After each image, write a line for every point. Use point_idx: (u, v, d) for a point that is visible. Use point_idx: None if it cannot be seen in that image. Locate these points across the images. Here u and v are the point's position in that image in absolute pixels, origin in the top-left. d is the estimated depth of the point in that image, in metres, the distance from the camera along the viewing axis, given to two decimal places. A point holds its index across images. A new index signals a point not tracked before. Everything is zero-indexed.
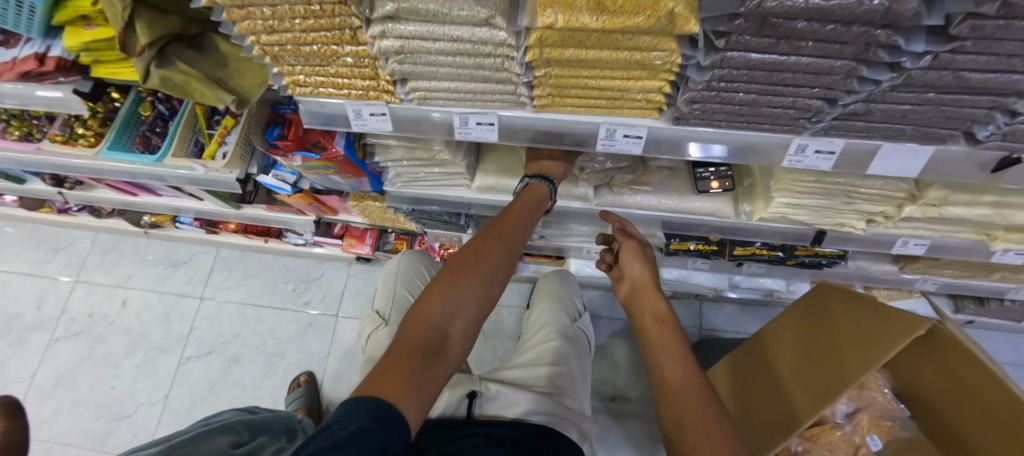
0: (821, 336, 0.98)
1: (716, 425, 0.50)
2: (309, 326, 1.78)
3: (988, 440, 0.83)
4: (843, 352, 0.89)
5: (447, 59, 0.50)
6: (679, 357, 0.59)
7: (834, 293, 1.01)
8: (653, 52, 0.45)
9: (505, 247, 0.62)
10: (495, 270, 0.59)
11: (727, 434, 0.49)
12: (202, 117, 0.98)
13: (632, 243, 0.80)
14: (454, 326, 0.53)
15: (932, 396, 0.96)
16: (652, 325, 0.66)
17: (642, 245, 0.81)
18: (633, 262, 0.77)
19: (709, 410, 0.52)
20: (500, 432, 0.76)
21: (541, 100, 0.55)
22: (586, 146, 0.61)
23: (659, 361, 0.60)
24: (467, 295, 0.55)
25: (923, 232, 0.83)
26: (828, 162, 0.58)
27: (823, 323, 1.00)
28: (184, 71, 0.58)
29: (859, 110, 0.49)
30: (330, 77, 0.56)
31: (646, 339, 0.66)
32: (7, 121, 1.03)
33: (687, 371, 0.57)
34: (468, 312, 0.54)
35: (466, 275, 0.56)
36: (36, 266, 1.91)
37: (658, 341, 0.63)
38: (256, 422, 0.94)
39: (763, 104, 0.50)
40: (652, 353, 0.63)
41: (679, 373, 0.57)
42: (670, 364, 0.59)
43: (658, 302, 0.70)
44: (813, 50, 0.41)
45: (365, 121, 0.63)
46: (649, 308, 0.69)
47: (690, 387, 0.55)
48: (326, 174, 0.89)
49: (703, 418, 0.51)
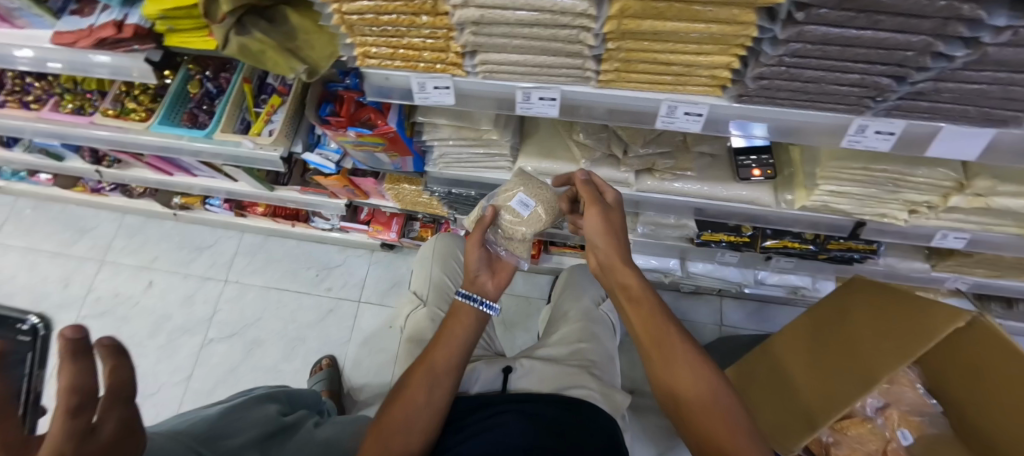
0: (808, 381, 1.00)
1: (716, 404, 0.59)
2: (330, 312, 1.80)
3: (999, 416, 0.87)
4: (853, 375, 0.89)
5: (523, 30, 0.51)
6: (679, 351, 0.63)
7: (861, 311, 1.00)
8: (732, 24, 0.46)
9: (438, 373, 0.70)
10: (433, 394, 0.69)
11: (726, 409, 0.58)
12: (250, 95, 1.01)
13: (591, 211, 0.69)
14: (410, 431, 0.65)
15: (939, 366, 1.00)
16: (632, 309, 0.68)
17: (606, 207, 0.72)
18: (600, 240, 0.69)
19: (719, 404, 0.59)
20: (536, 408, 0.74)
21: (607, 75, 0.57)
22: (644, 124, 0.63)
23: (656, 348, 0.64)
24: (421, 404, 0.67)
25: (965, 225, 0.83)
26: (886, 143, 0.59)
27: (830, 346, 1.01)
28: (260, 41, 0.60)
29: (926, 89, 0.50)
30: (401, 49, 0.58)
31: (635, 325, 0.67)
32: (61, 95, 1.07)
33: (687, 354, 0.62)
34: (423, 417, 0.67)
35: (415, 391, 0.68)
36: (66, 246, 1.95)
37: (651, 331, 0.65)
38: (292, 396, 0.98)
39: (831, 81, 0.51)
40: (642, 339, 0.66)
41: (682, 358, 0.62)
42: (676, 360, 0.62)
43: (631, 279, 0.67)
44: (891, 25, 0.42)
45: (428, 94, 0.65)
46: (625, 292, 0.68)
47: (690, 370, 0.61)
48: (373, 152, 0.90)
49: (705, 401, 0.59)
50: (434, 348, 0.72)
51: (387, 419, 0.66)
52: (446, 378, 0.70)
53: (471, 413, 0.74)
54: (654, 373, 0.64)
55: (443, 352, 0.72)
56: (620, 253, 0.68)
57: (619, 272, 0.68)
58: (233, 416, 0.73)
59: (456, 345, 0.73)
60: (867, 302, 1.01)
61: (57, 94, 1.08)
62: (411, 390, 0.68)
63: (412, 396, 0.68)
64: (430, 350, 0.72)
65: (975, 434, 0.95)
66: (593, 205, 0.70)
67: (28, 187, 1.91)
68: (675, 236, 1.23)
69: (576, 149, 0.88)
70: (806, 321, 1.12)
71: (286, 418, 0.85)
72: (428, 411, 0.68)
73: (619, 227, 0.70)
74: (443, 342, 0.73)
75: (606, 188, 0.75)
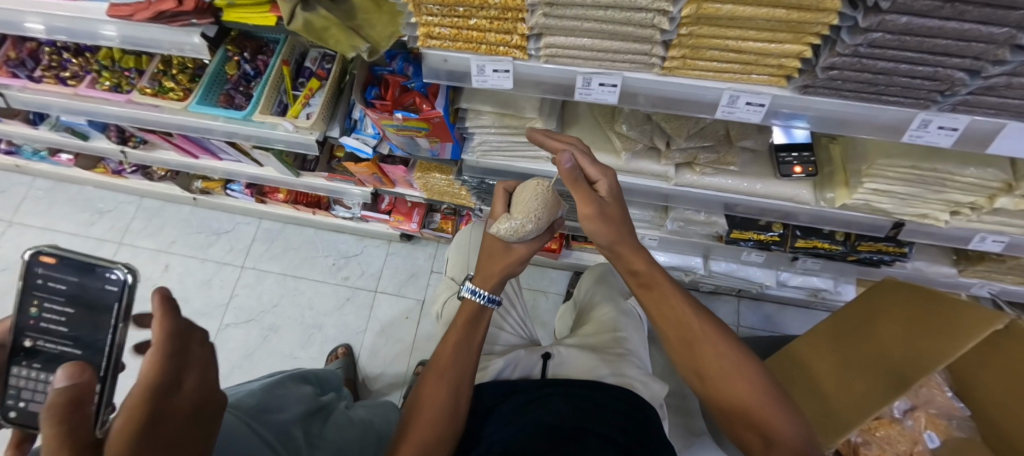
0: (832, 384, 0.97)
1: (755, 383, 0.58)
2: (347, 300, 1.80)
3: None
4: (880, 377, 0.86)
5: (597, 13, 0.51)
6: (701, 334, 0.61)
7: (895, 316, 0.97)
8: (813, 10, 0.46)
9: (460, 366, 0.69)
10: (454, 402, 0.67)
11: (765, 389, 0.57)
12: (289, 78, 1.01)
13: (584, 213, 0.59)
14: (435, 421, 0.65)
15: (972, 366, 1.00)
16: (653, 297, 0.64)
17: (603, 201, 0.61)
18: (608, 239, 0.61)
19: (753, 381, 0.58)
20: (580, 392, 0.73)
21: (672, 62, 0.57)
22: (704, 114, 0.63)
23: (687, 334, 0.61)
24: (445, 395, 0.67)
25: (1005, 227, 0.83)
26: (948, 139, 0.59)
27: (861, 350, 0.98)
28: (325, 16, 0.61)
29: (999, 84, 0.50)
30: (464, 30, 0.58)
31: (652, 311, 0.64)
32: (99, 72, 1.08)
33: (721, 338, 0.60)
34: (446, 408, 0.66)
35: (437, 383, 0.68)
36: (84, 226, 1.95)
37: (671, 317, 0.62)
38: (323, 378, 1.01)
39: (903, 73, 0.51)
40: (668, 326, 0.63)
41: (717, 343, 0.60)
42: (699, 343, 0.60)
43: (644, 266, 0.63)
44: (977, 16, 0.42)
45: (486, 77, 0.65)
46: (637, 279, 0.65)
47: (727, 354, 0.59)
48: (415, 137, 0.90)
49: (745, 381, 0.58)
50: (448, 353, 0.71)
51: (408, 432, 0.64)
52: (465, 385, 0.69)
53: (501, 401, 0.74)
54: (677, 355, 0.63)
55: (456, 358, 0.70)
56: (627, 243, 0.61)
57: (631, 261, 0.63)
58: (275, 392, 0.76)
59: (471, 351, 0.72)
60: (906, 301, 0.97)
61: (94, 71, 1.08)
62: (432, 388, 0.68)
63: (430, 404, 0.66)
64: (441, 348, 0.72)
65: (1002, 439, 0.94)
66: (587, 202, 0.60)
67: (48, 167, 1.91)
68: (703, 234, 1.23)
69: (617, 140, 0.88)
70: (840, 323, 1.10)
71: (322, 397, 0.86)
72: (449, 418, 0.66)
73: (624, 216, 0.62)
74: (453, 349, 0.71)
75: (597, 177, 0.62)
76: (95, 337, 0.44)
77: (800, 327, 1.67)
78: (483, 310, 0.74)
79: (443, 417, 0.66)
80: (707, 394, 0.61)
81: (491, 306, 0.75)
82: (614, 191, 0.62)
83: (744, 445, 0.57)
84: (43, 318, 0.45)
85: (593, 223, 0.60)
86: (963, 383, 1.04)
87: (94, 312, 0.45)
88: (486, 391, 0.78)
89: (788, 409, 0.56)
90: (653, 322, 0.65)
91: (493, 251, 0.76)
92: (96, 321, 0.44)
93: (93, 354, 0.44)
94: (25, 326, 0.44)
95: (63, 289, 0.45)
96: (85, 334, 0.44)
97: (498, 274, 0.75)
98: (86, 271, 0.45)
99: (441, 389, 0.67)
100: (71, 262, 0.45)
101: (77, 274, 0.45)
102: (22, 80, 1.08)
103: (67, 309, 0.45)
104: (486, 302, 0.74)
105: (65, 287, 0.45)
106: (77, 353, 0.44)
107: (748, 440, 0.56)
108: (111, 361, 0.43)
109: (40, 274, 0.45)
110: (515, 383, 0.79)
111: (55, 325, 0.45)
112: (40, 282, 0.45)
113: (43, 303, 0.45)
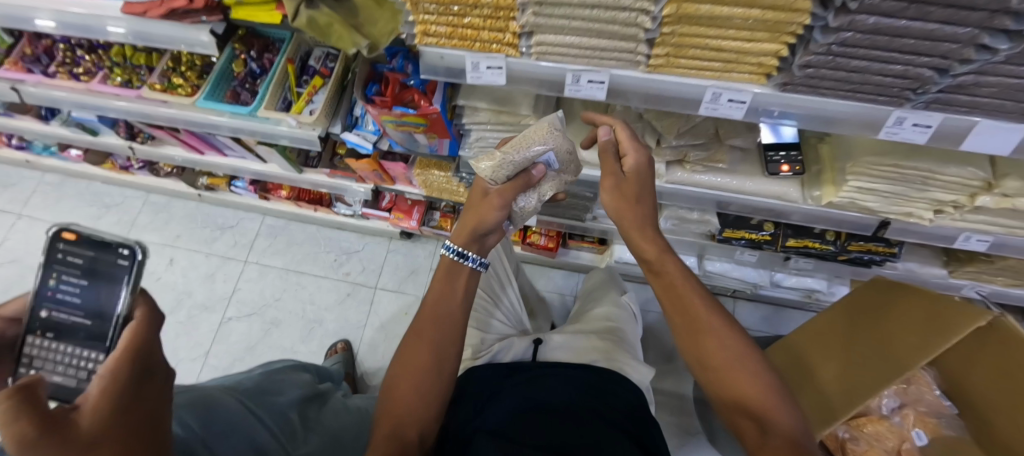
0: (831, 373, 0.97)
1: (758, 375, 0.60)
2: (348, 296, 1.83)
3: (1005, 410, 0.91)
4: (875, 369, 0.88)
5: (584, 12, 0.54)
6: (708, 324, 0.63)
7: (888, 309, 0.98)
8: (785, 11, 0.49)
9: (441, 334, 0.71)
10: (439, 368, 0.69)
11: (766, 381, 0.60)
12: (293, 76, 1.04)
13: (608, 185, 0.68)
14: (423, 394, 0.67)
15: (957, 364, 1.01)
16: (664, 284, 0.67)
17: (623, 177, 0.69)
18: (628, 218, 0.68)
19: (755, 373, 0.60)
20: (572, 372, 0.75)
21: (657, 60, 0.60)
22: (688, 110, 0.66)
23: (697, 326, 0.63)
24: (428, 365, 0.68)
25: (990, 226, 0.85)
26: (923, 136, 0.61)
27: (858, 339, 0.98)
28: (329, 14, 0.64)
29: (968, 82, 0.52)
30: (459, 28, 0.61)
31: (663, 297, 0.68)
32: (110, 68, 1.12)
33: (727, 330, 0.63)
34: (431, 381, 0.68)
35: (420, 352, 0.69)
36: (91, 220, 1.99)
37: (679, 303, 0.65)
38: (322, 369, 1.03)
39: (875, 71, 0.53)
40: (678, 314, 0.65)
41: (724, 335, 0.62)
42: (704, 333, 0.63)
43: (658, 251, 0.67)
44: (941, 16, 0.45)
45: (480, 74, 0.67)
46: (650, 268, 0.69)
47: (732, 346, 0.61)
48: (413, 133, 0.93)
49: (748, 372, 0.60)
50: (431, 316, 0.72)
51: (395, 397, 0.67)
52: (452, 350, 0.71)
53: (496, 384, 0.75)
54: (681, 343, 0.66)
55: (436, 322, 0.71)
56: (637, 224, 0.67)
57: (645, 248, 0.67)
58: (274, 378, 0.79)
59: (451, 310, 0.73)
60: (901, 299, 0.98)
61: (106, 68, 1.12)
62: (415, 354, 0.69)
63: (414, 369, 0.68)
64: (422, 317, 0.73)
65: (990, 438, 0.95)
66: (609, 175, 0.69)
67: (58, 162, 1.96)
68: (696, 233, 1.25)
69: None
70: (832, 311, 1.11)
71: (319, 386, 0.89)
72: (434, 386, 0.68)
73: (644, 190, 0.69)
74: (434, 316, 0.72)
75: (628, 152, 0.70)
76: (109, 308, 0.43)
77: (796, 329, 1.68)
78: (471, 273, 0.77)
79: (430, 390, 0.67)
80: (712, 385, 0.63)
81: (464, 262, 0.76)
82: (642, 167, 0.69)
83: (739, 432, 0.59)
84: (58, 289, 0.44)
85: (610, 196, 0.69)
86: (951, 381, 1.05)
87: (106, 283, 0.43)
88: (481, 373, 0.79)
89: (785, 398, 0.59)
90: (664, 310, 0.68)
91: (473, 202, 0.78)
92: (108, 293, 0.43)
93: (102, 324, 0.43)
94: (43, 297, 0.43)
95: (79, 264, 0.44)
96: (97, 305, 0.43)
97: (469, 225, 0.75)
98: (101, 245, 0.44)
99: (423, 359, 0.69)
100: (91, 238, 0.44)
101: (93, 249, 0.44)
102: (37, 75, 1.11)
103: (82, 283, 0.44)
104: (457, 256, 0.75)
105: (83, 262, 0.44)
106: (88, 324, 0.43)
107: (742, 425, 0.58)
108: (118, 334, 0.42)
109: (60, 249, 0.44)
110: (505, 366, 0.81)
111: (70, 296, 0.44)
112: (60, 257, 0.44)
113: (59, 275, 0.44)
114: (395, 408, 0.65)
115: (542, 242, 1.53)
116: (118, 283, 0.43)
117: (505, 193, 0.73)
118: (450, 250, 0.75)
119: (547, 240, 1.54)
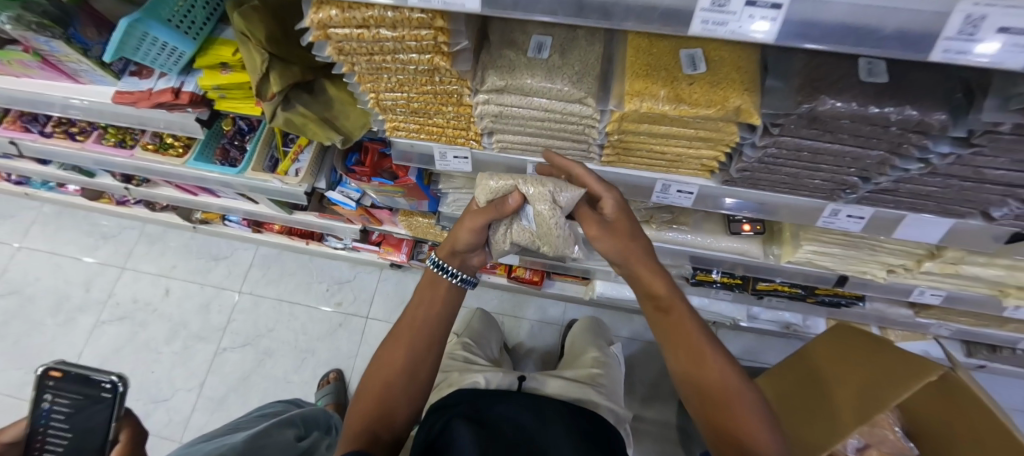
0: (818, 401, 1.00)
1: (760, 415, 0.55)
2: (339, 326, 1.87)
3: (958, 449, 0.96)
4: (853, 401, 0.89)
5: (536, 123, 0.59)
6: (715, 361, 0.57)
7: (863, 339, 1.00)
8: (716, 133, 0.53)
9: (418, 335, 0.68)
10: (414, 372, 0.66)
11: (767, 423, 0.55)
12: (280, 135, 1.09)
13: (593, 234, 0.59)
14: (398, 395, 0.65)
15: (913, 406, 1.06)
16: (666, 317, 0.60)
17: (607, 221, 0.60)
18: (620, 258, 0.60)
19: (758, 413, 0.55)
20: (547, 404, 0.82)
21: (608, 157, 0.64)
22: (642, 196, 0.71)
23: (703, 362, 0.57)
24: (403, 367, 0.66)
25: (941, 284, 0.89)
26: (857, 225, 0.66)
27: (846, 362, 1.00)
28: (303, 114, 0.68)
29: (890, 187, 0.57)
30: (427, 126, 0.66)
31: (662, 333, 0.61)
32: (105, 128, 1.16)
33: (728, 366, 0.57)
34: (403, 381, 0.65)
35: (397, 354, 0.67)
36: (88, 252, 2.04)
37: (682, 339, 0.58)
38: (308, 417, 1.08)
39: (805, 176, 0.58)
40: (681, 349, 0.58)
41: (726, 371, 0.57)
42: (711, 370, 0.57)
43: (662, 286, 0.59)
44: (852, 141, 0.49)
45: (448, 162, 0.73)
46: (653, 302, 0.61)
47: (735, 383, 0.57)
48: (394, 196, 0.98)
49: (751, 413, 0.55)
50: (408, 326, 0.69)
51: (367, 397, 0.65)
52: (429, 357, 0.68)
53: (477, 401, 0.79)
54: (682, 379, 0.59)
55: (421, 329, 0.68)
56: (644, 260, 0.59)
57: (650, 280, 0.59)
58: (260, 441, 0.83)
59: (443, 320, 0.69)
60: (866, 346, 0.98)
61: (99, 127, 1.16)
62: (391, 357, 0.67)
63: (388, 369, 0.66)
64: (405, 318, 0.70)
65: None
66: (592, 224, 0.59)
67: (55, 195, 2.00)
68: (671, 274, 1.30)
69: None
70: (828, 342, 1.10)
71: (303, 441, 0.94)
72: (409, 386, 0.66)
73: (635, 224, 0.60)
74: (413, 317, 0.69)
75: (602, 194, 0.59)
76: (98, 433, 0.52)
77: (777, 356, 1.73)
78: (459, 291, 0.70)
79: (402, 391, 0.65)
80: (711, 425, 0.57)
81: (444, 275, 0.69)
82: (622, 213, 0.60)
83: None
84: (51, 425, 0.52)
85: (601, 242, 0.59)
86: (912, 420, 1.09)
87: (93, 412, 0.53)
88: (457, 393, 0.83)
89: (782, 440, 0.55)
90: (664, 344, 0.61)
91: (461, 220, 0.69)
92: (97, 421, 0.52)
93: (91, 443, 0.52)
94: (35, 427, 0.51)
95: (64, 395, 0.53)
96: (87, 429, 0.52)
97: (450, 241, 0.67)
98: (84, 381, 0.53)
99: (399, 360, 0.66)
100: (75, 375, 0.53)
101: (79, 384, 0.53)
102: (34, 134, 1.17)
103: (70, 412, 0.53)
104: (437, 269, 0.69)
105: (68, 395, 0.53)
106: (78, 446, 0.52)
107: None
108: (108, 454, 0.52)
109: (49, 385, 0.53)
110: (483, 392, 0.84)
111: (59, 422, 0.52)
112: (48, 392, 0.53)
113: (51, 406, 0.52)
114: (368, 404, 0.64)
115: (527, 277, 1.57)
116: (104, 409, 0.53)
117: (475, 216, 0.63)
118: (432, 262, 0.70)
119: (532, 274, 1.58)
